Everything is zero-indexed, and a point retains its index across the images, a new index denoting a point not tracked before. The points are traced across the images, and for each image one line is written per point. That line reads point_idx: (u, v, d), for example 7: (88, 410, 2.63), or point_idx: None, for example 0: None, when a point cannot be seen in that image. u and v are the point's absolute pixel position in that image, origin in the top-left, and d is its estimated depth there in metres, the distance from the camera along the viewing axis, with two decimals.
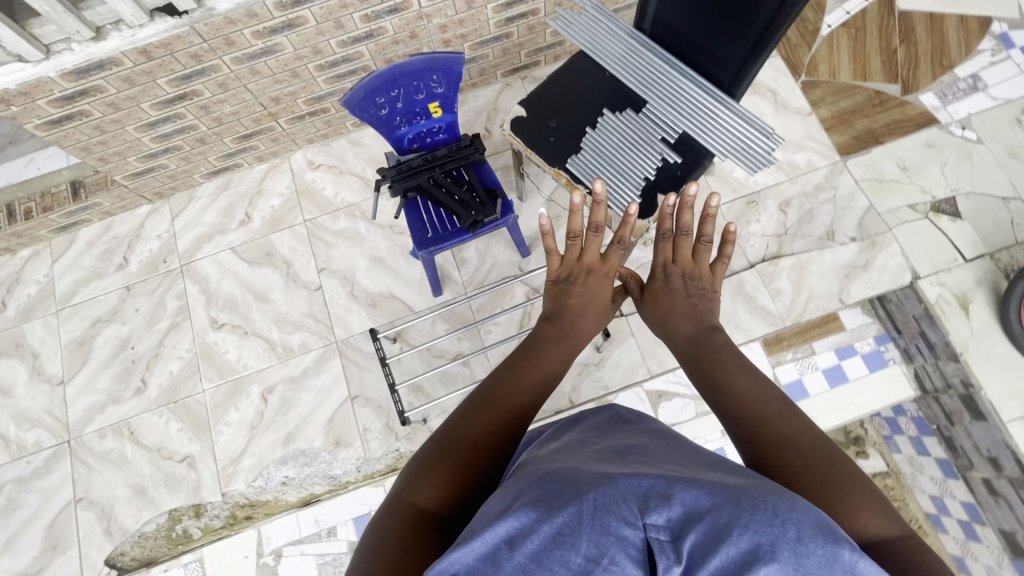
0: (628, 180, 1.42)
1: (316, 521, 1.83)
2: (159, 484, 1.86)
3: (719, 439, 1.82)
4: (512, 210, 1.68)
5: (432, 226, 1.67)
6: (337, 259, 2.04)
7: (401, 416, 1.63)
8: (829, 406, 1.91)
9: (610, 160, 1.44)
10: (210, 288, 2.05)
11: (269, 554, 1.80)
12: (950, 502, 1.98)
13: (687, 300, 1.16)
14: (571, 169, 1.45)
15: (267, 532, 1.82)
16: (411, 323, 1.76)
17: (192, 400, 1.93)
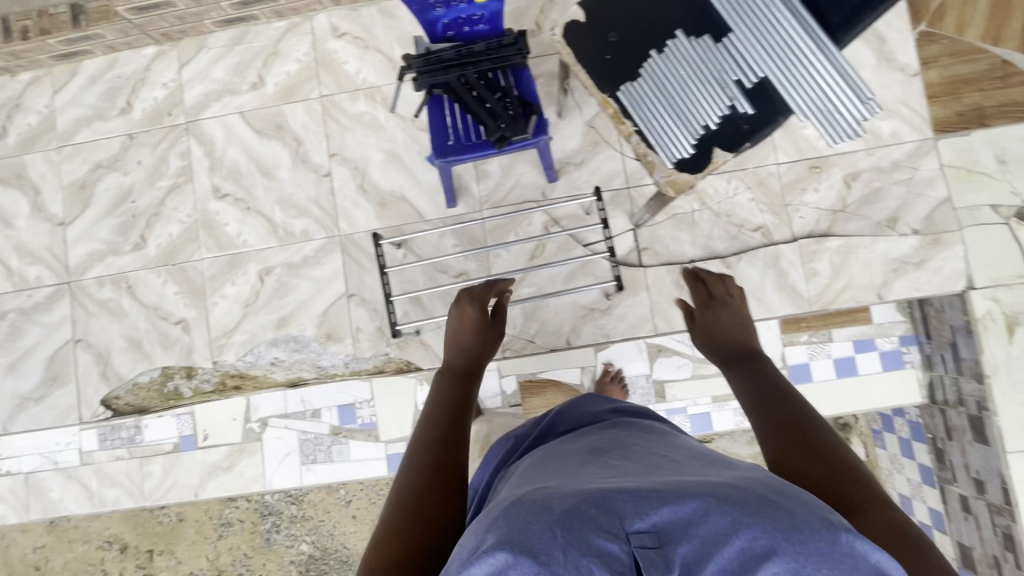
0: (685, 126, 1.22)
1: (302, 401, 1.88)
2: (154, 341, 1.90)
3: (708, 404, 1.80)
4: (546, 131, 1.47)
5: (454, 132, 1.50)
6: (351, 146, 1.89)
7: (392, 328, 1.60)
8: (829, 394, 1.84)
9: (670, 97, 1.22)
10: (215, 153, 1.92)
11: (256, 421, 1.89)
12: (916, 504, 1.99)
13: (730, 315, 1.19)
14: (623, 98, 1.24)
15: (254, 402, 1.89)
16: (415, 234, 1.65)
17: (190, 267, 1.90)
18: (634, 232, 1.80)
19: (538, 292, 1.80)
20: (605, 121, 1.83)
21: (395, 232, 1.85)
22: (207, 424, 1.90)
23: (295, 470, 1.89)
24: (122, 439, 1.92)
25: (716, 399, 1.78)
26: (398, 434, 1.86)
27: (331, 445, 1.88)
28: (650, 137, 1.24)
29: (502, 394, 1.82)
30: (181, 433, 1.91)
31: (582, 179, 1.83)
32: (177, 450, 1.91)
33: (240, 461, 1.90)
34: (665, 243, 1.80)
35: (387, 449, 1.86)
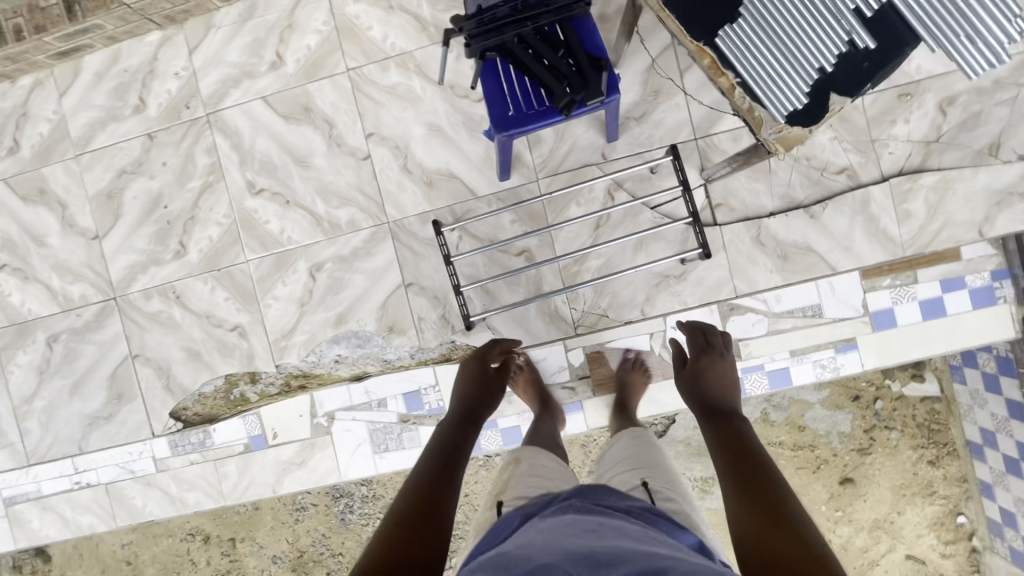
0: (796, 70, 1.06)
1: (367, 392, 1.83)
2: (212, 350, 1.85)
3: (787, 359, 1.69)
4: (618, 90, 1.30)
5: (513, 101, 1.34)
6: (388, 123, 1.73)
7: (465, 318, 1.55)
8: (912, 339, 1.66)
9: (777, 37, 1.07)
10: (243, 146, 1.79)
11: (323, 416, 1.85)
12: (1001, 437, 1.83)
13: (718, 385, 1.39)
14: (720, 45, 1.09)
15: (320, 397, 1.85)
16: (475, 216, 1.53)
17: (236, 270, 1.81)
18: (705, 187, 1.66)
19: (608, 263, 1.70)
20: (665, 67, 1.65)
21: (448, 213, 1.73)
22: (276, 423, 1.87)
23: (368, 459, 1.85)
24: (193, 444, 1.90)
25: (794, 352, 1.68)
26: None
27: (401, 433, 1.83)
28: (758, 84, 1.07)
29: (569, 367, 1.75)
30: (250, 434, 1.88)
31: (644, 134, 1.67)
32: (249, 450, 1.89)
33: (312, 456, 1.87)
34: (740, 197, 1.66)
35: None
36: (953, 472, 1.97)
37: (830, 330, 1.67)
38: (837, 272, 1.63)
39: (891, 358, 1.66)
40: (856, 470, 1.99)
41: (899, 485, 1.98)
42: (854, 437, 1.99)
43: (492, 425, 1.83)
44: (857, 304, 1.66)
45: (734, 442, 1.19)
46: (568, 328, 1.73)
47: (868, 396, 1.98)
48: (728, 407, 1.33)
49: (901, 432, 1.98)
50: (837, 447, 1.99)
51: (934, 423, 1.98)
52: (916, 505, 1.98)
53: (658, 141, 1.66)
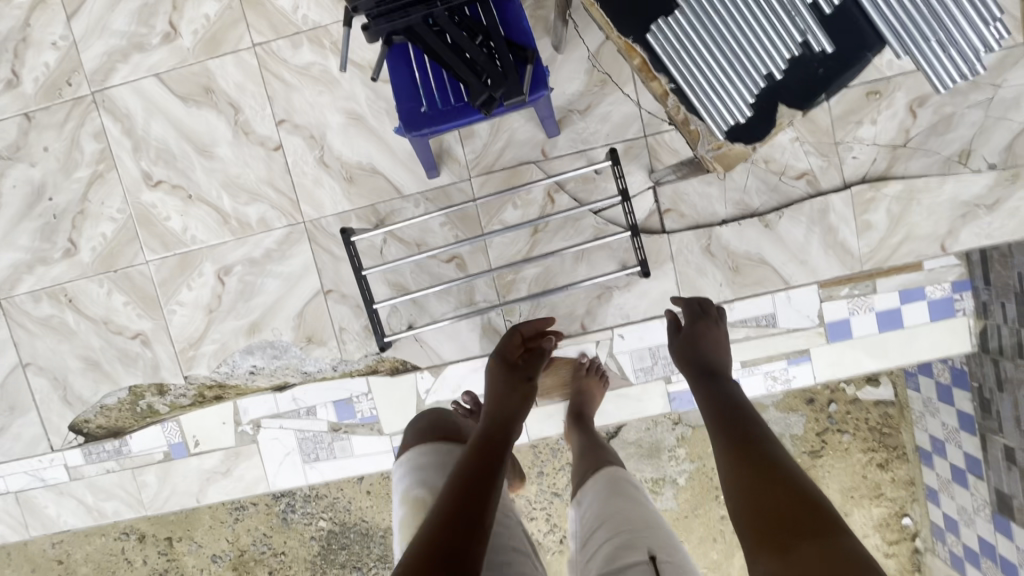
0: (739, 74, 1.00)
1: (294, 397, 1.68)
2: (112, 359, 1.67)
3: (736, 370, 1.60)
4: (547, 85, 1.12)
5: (426, 95, 1.15)
6: (301, 109, 1.52)
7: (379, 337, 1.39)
8: (867, 351, 1.57)
9: (720, 34, 0.99)
10: (136, 131, 1.56)
11: (248, 424, 1.70)
12: (950, 448, 1.73)
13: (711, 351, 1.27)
14: (655, 39, 1.00)
15: (243, 405, 1.69)
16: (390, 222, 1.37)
17: (135, 272, 1.62)
18: (654, 190, 1.51)
19: (547, 272, 1.56)
20: (613, 53, 1.47)
21: (371, 213, 1.55)
22: (198, 430, 1.71)
23: (297, 469, 1.72)
24: (108, 451, 1.73)
25: (745, 363, 1.59)
26: (402, 426, 1.67)
27: (332, 442, 1.69)
28: (697, 85, 1.01)
29: None
30: (170, 441, 1.72)
31: (588, 130, 1.50)
32: (170, 458, 1.73)
33: (238, 465, 1.72)
34: (690, 203, 1.51)
35: (392, 442, 1.68)
36: (901, 475, 1.87)
37: (783, 342, 1.57)
38: (795, 284, 1.52)
39: (845, 370, 1.57)
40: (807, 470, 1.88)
41: (848, 486, 1.87)
42: (807, 438, 1.87)
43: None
44: (812, 314, 1.55)
45: (725, 410, 1.10)
46: None
47: (822, 399, 1.85)
48: (715, 365, 1.24)
49: (852, 436, 1.85)
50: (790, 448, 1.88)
51: (886, 426, 1.86)
52: (864, 506, 1.88)
53: (603, 138, 1.50)
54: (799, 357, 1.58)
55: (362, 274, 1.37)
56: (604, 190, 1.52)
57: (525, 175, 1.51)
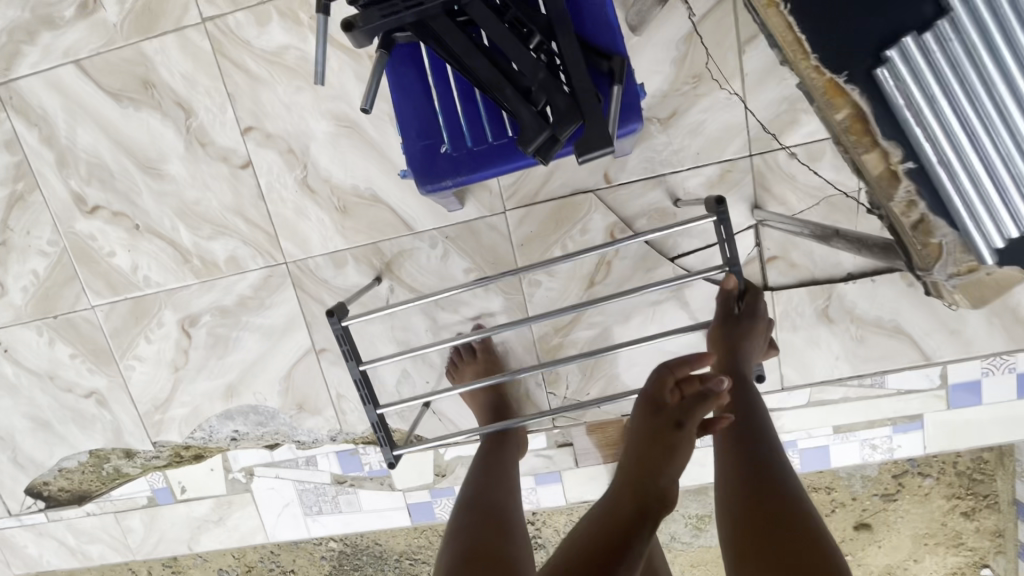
0: (996, 136, 0.62)
1: (291, 448, 1.37)
2: (64, 419, 1.37)
3: (827, 437, 1.24)
4: (641, 115, 0.69)
5: (448, 125, 0.74)
6: (273, 112, 1.11)
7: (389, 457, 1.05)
8: (1001, 422, 1.18)
9: (976, 76, 0.61)
10: (58, 139, 1.17)
11: (240, 472, 1.40)
12: None
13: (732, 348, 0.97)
14: (887, 81, 0.63)
15: (234, 452, 1.38)
16: (402, 306, 0.96)
17: (80, 320, 1.28)
18: (757, 231, 1.10)
19: (604, 335, 1.18)
20: (712, 38, 1.02)
21: (373, 254, 1.17)
22: (182, 475, 1.41)
23: (298, 522, 1.43)
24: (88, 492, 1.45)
25: (838, 430, 1.22)
26: (417, 482, 1.39)
27: (337, 495, 1.40)
28: (942, 157, 0.64)
29: (546, 431, 1.33)
30: (152, 485, 1.43)
31: (670, 148, 1.07)
32: (156, 504, 1.44)
33: (231, 513, 1.43)
34: (805, 249, 1.10)
35: (406, 498, 1.40)
36: (988, 524, 1.33)
37: (891, 406, 1.20)
38: (935, 355, 1.13)
39: (967, 443, 1.20)
40: (874, 515, 1.35)
41: (923, 533, 1.35)
42: (877, 479, 1.33)
43: (452, 491, 1.39)
44: (932, 374, 1.16)
45: (744, 448, 0.86)
46: (543, 419, 1.31)
47: None
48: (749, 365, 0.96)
49: (933, 478, 1.31)
50: (858, 489, 1.34)
51: (978, 472, 1.31)
52: (937, 555, 1.36)
53: (692, 159, 1.07)
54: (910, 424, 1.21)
55: (361, 372, 0.99)
56: (688, 229, 1.11)
57: (582, 207, 1.11)
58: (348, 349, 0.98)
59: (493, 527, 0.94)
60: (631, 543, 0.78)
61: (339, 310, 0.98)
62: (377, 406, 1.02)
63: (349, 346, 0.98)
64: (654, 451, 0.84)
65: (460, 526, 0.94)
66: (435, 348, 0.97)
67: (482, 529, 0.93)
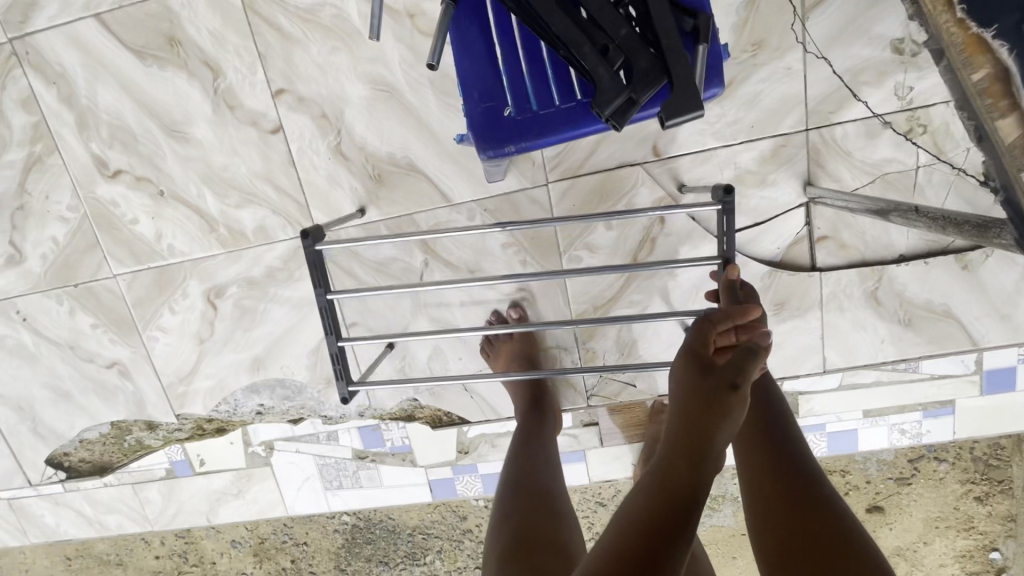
0: None
1: (314, 423, 1.35)
2: (85, 390, 1.34)
3: (856, 420, 1.22)
4: (722, 78, 0.64)
5: (512, 85, 0.69)
6: (306, 74, 1.06)
7: (342, 393, 1.01)
8: None
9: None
10: (78, 99, 1.11)
11: (259, 446, 1.38)
12: None
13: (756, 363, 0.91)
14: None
15: (253, 426, 1.36)
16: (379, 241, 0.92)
17: (101, 289, 1.24)
18: (808, 209, 1.07)
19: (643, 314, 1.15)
20: (776, 4, 0.97)
21: (407, 226, 1.13)
22: (201, 447, 1.39)
23: (317, 496, 1.42)
24: (105, 463, 1.44)
25: (868, 413, 1.21)
26: (440, 459, 1.37)
27: (357, 471, 1.39)
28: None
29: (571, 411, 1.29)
30: (171, 459, 1.41)
31: (724, 120, 1.03)
32: (173, 477, 1.43)
33: (251, 487, 1.42)
34: (857, 229, 1.07)
35: (428, 475, 1.38)
36: (999, 510, 1.32)
37: (925, 390, 1.18)
38: (979, 343, 1.10)
39: (999, 430, 1.18)
40: (888, 498, 1.35)
41: (935, 516, 1.34)
42: (892, 463, 1.33)
43: (475, 468, 1.37)
44: (968, 360, 1.14)
45: (776, 454, 0.80)
46: (577, 398, 1.26)
47: None
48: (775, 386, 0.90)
49: (948, 464, 1.31)
50: (873, 472, 1.33)
51: (994, 458, 1.30)
52: (947, 538, 1.35)
53: (746, 132, 1.03)
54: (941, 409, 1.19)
55: (327, 302, 0.95)
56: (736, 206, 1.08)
57: (626, 181, 1.06)
58: (319, 277, 0.93)
59: (543, 510, 0.92)
60: (692, 505, 0.64)
61: (315, 234, 0.92)
62: (339, 337, 0.97)
63: (320, 275, 0.93)
64: (705, 410, 0.68)
65: (506, 514, 0.92)
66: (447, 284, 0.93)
67: (530, 510, 0.92)
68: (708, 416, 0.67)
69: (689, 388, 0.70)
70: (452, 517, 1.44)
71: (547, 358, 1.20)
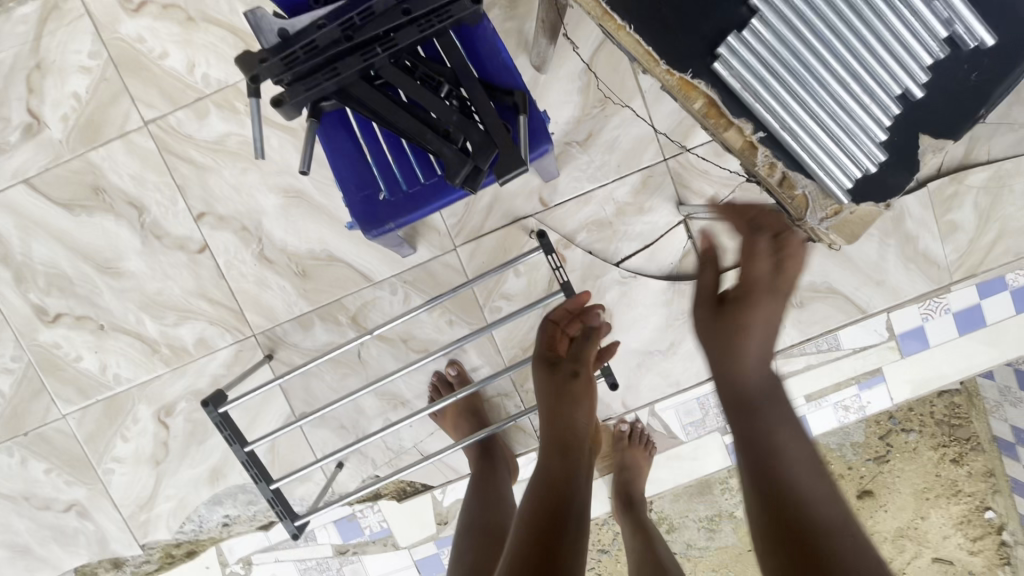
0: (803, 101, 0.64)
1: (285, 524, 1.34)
2: (45, 540, 1.32)
3: (800, 407, 1.31)
4: (549, 136, 0.79)
5: (383, 174, 0.82)
6: (223, 195, 1.18)
7: (290, 529, 1.04)
8: (951, 360, 1.27)
9: (815, 40, 0.63)
10: (14, 255, 1.20)
11: (237, 564, 1.36)
12: None
13: (756, 335, 0.74)
14: (723, 74, 0.65)
15: (228, 542, 1.35)
16: (282, 378, 1.02)
17: (52, 432, 1.27)
18: (687, 225, 1.21)
19: None
20: (608, 67, 1.16)
21: (338, 310, 1.21)
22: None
23: None
24: None
25: (809, 397, 1.30)
26: (421, 535, 1.37)
27: (341, 567, 1.38)
28: (797, 113, 0.65)
29: (538, 456, 1.31)
30: None
31: (593, 165, 1.18)
32: None
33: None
34: (733, 233, 1.21)
35: (412, 555, 1.38)
36: (974, 467, 1.39)
37: (851, 363, 1.28)
38: (879, 312, 1.22)
39: (927, 386, 1.28)
40: (873, 480, 1.40)
41: (922, 487, 1.39)
42: (866, 445, 1.39)
43: None
44: (879, 328, 1.26)
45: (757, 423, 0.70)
46: (529, 440, 1.29)
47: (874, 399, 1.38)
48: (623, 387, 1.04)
49: (917, 435, 1.38)
50: (851, 458, 1.39)
51: (954, 418, 1.38)
52: (941, 508, 1.40)
53: (615, 171, 1.19)
54: (871, 379, 1.29)
55: (247, 453, 0.99)
56: (624, 234, 1.21)
57: (524, 232, 1.19)
58: (231, 434, 0.98)
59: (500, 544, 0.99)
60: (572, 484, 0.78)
61: (216, 398, 0.98)
62: (271, 481, 1.01)
63: (231, 431, 0.98)
64: (561, 402, 0.85)
65: (462, 556, 0.98)
66: (364, 389, 1.07)
67: (487, 546, 0.99)
68: (564, 406, 0.85)
69: (547, 389, 0.87)
70: None
71: (493, 408, 1.27)
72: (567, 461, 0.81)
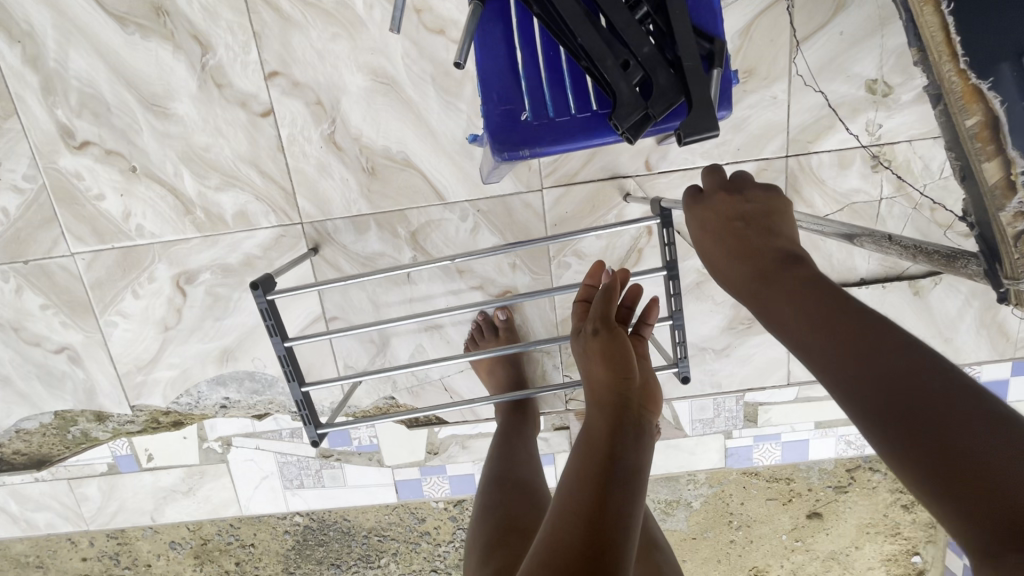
0: None
1: (278, 419, 1.29)
2: (28, 376, 1.23)
3: (808, 432, 1.32)
4: (730, 102, 0.70)
5: (532, 91, 0.70)
6: (304, 58, 1.03)
7: (311, 436, 0.98)
8: None
9: None
10: (45, 60, 1.03)
11: (215, 442, 1.32)
12: None
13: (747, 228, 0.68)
14: None
15: (209, 420, 1.29)
16: (332, 285, 0.90)
17: (54, 267, 1.15)
18: None
19: None
20: (766, 36, 1.03)
21: (397, 221, 1.11)
22: (151, 442, 1.31)
23: (275, 496, 1.37)
24: (43, 456, 1.32)
25: (819, 425, 1.31)
26: (409, 459, 1.35)
27: (320, 470, 1.35)
28: None
29: (546, 413, 1.30)
30: (114, 452, 1.32)
31: (713, 141, 1.08)
32: (116, 472, 1.34)
33: (202, 485, 1.35)
34: (824, 251, 1.15)
35: (394, 475, 1.36)
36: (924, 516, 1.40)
37: None
38: None
39: None
40: (826, 505, 1.38)
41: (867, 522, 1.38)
42: (831, 472, 1.37)
43: (443, 470, 1.36)
44: None
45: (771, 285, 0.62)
46: (556, 402, 1.28)
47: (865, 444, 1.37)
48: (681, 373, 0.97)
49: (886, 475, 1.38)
50: (814, 480, 1.37)
51: None
52: (876, 542, 1.40)
53: (732, 154, 1.09)
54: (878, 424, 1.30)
55: (286, 349, 0.91)
56: None
57: (618, 192, 1.10)
58: (274, 325, 0.90)
59: (525, 498, 0.98)
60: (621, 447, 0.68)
61: (265, 282, 0.88)
62: (303, 382, 0.95)
63: (274, 321, 0.90)
64: (601, 361, 0.76)
65: (489, 508, 0.98)
66: (410, 318, 0.92)
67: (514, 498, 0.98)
68: (602, 364, 0.76)
69: (587, 355, 0.79)
70: (410, 518, 1.41)
71: (530, 363, 1.22)
72: (610, 421, 0.71)
